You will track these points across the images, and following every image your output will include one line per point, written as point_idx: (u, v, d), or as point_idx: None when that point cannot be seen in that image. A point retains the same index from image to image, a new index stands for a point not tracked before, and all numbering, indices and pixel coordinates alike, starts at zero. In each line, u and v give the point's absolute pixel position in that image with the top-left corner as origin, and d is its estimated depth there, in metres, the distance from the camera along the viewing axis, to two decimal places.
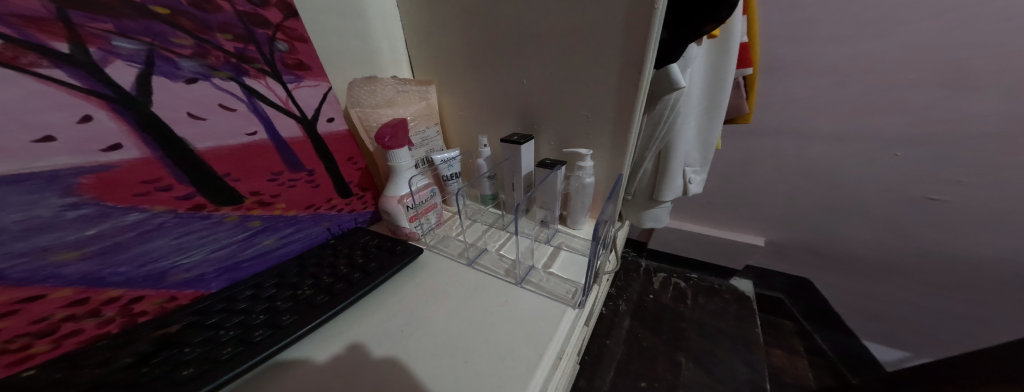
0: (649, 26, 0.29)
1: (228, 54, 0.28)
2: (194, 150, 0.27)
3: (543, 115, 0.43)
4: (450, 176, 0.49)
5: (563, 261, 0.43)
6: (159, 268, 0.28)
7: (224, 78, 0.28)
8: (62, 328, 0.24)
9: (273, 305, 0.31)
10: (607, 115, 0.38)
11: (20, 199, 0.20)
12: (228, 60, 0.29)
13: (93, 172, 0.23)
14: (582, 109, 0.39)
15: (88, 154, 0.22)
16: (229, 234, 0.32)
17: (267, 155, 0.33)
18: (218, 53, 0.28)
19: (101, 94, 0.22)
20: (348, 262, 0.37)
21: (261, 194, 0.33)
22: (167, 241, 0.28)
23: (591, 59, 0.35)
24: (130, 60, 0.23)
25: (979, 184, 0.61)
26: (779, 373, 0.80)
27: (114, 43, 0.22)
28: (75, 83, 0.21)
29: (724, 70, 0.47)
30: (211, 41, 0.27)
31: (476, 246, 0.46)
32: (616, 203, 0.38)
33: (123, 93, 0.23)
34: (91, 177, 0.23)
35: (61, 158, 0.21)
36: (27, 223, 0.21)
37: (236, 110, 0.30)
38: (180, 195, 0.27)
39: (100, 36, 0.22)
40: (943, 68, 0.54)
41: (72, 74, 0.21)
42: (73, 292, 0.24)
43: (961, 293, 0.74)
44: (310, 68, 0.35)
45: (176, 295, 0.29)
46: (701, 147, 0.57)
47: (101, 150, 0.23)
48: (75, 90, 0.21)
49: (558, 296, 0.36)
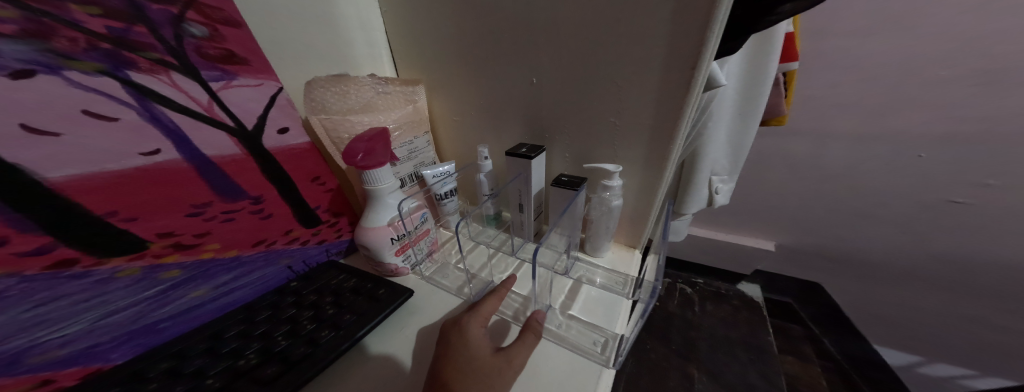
0: (713, 7, 0.21)
1: (97, 37, 0.18)
2: (43, 181, 0.17)
3: (559, 122, 0.35)
4: (444, 196, 0.40)
5: (586, 300, 0.35)
6: (7, 350, 0.18)
7: (92, 71, 0.18)
8: None
9: (200, 386, 0.21)
10: (639, 125, 0.30)
11: None
12: (97, 44, 0.18)
13: None
14: (610, 116, 0.31)
15: None
16: (129, 292, 0.22)
17: (184, 180, 0.23)
18: (74, 32, 0.18)
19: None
20: (315, 315, 0.27)
21: (177, 235, 0.23)
22: (17, 315, 0.18)
23: (627, 51, 0.27)
24: None
25: (1011, 187, 0.53)
26: (794, 383, 0.70)
27: None
28: None
29: (765, 67, 0.39)
30: (61, 16, 0.17)
31: (477, 278, 0.37)
32: (666, 235, 0.31)
33: None
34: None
35: None
36: None
37: (119, 119, 0.20)
38: (25, 249, 0.18)
39: None
40: (995, 54, 0.45)
41: None
42: None
43: (986, 303, 0.66)
44: (247, 62, 0.26)
45: (51, 377, 0.19)
46: (731, 154, 0.50)
47: None
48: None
49: (584, 350, 0.28)
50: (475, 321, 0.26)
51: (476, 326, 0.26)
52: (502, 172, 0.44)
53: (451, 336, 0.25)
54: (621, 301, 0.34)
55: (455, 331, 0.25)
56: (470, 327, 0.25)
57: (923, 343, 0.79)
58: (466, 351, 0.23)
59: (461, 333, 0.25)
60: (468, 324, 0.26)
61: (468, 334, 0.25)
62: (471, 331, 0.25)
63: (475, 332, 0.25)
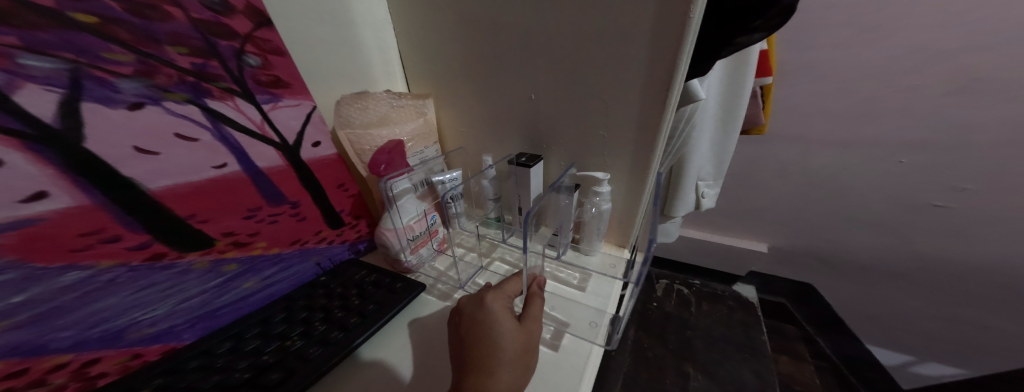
0: (680, 39, 0.26)
1: (184, 72, 0.23)
2: (147, 191, 0.22)
3: (559, 135, 0.39)
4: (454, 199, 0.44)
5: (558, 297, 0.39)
6: (113, 327, 0.21)
7: (180, 101, 0.23)
8: None
9: (259, 360, 0.24)
10: (625, 136, 0.35)
11: None
12: (185, 78, 0.23)
13: (13, 228, 0.17)
14: (602, 129, 0.35)
15: (2, 209, 0.17)
16: (200, 282, 0.25)
17: (242, 189, 0.27)
18: (169, 70, 0.22)
19: (11, 130, 0.16)
20: (343, 304, 0.31)
21: (236, 234, 0.27)
22: (122, 298, 0.22)
23: (612, 74, 0.31)
24: (49, 83, 0.17)
25: (984, 191, 0.57)
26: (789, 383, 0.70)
27: (22, 62, 0.16)
28: None
29: (742, 81, 0.44)
30: (162, 57, 0.21)
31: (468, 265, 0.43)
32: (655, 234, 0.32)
33: (44, 127, 0.17)
34: (12, 235, 0.17)
35: None
36: None
37: (199, 140, 0.24)
38: (133, 245, 0.22)
39: (3, 53, 0.16)
40: (961, 65, 0.49)
41: None
42: (8, 365, 0.18)
43: (967, 302, 0.70)
44: (289, 85, 0.30)
45: (141, 351, 0.23)
46: (715, 161, 0.54)
47: (19, 202, 0.17)
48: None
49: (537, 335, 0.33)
50: (496, 298, 0.28)
51: (498, 302, 0.28)
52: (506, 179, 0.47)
53: (476, 316, 0.27)
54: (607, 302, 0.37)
55: (480, 311, 0.27)
56: (493, 304, 0.27)
57: (910, 341, 0.83)
58: (495, 326, 0.25)
59: (485, 311, 0.27)
60: (490, 301, 0.27)
61: (493, 313, 0.26)
62: (496, 310, 0.26)
63: (501, 310, 0.27)
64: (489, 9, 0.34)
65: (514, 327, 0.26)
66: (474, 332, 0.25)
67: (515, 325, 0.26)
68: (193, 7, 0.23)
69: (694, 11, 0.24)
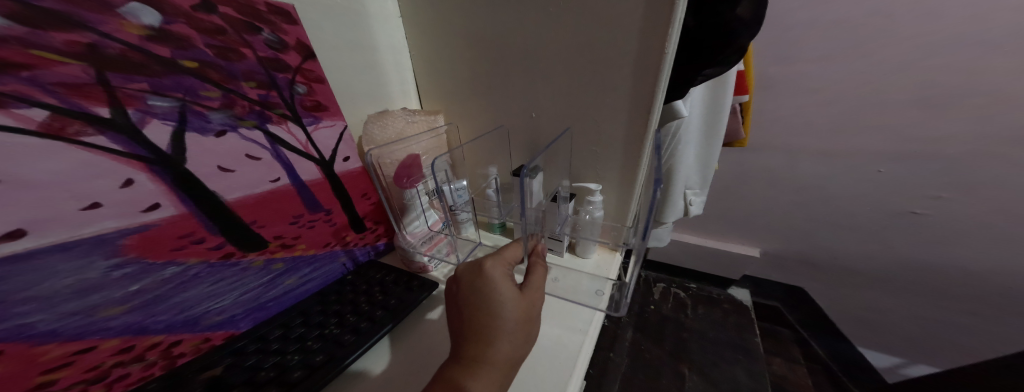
0: (659, 72, 0.31)
1: (252, 102, 0.28)
2: (224, 201, 0.26)
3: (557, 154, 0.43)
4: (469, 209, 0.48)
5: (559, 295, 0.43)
6: (192, 313, 0.26)
7: (250, 127, 0.28)
8: (112, 373, 0.23)
9: (305, 345, 0.28)
10: (614, 152, 0.40)
11: (71, 264, 0.20)
12: (253, 108, 0.28)
13: (135, 232, 0.22)
14: (594, 145, 0.41)
15: (130, 216, 0.22)
16: (256, 278, 0.30)
17: (290, 199, 0.32)
18: (243, 101, 0.28)
19: (139, 156, 0.21)
20: (369, 300, 0.35)
21: (283, 237, 0.32)
22: (200, 289, 0.26)
23: (602, 98, 0.36)
24: (165, 118, 0.23)
25: (958, 199, 0.61)
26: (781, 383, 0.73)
27: (149, 103, 0.22)
28: (116, 147, 0.21)
29: (722, 98, 0.49)
30: (236, 91, 0.27)
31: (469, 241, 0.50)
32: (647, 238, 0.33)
33: (160, 153, 0.22)
34: (134, 238, 0.22)
35: (106, 222, 0.21)
36: (79, 286, 0.20)
37: (261, 158, 0.29)
38: (213, 245, 0.26)
39: (136, 96, 0.21)
40: (932, 83, 0.52)
41: (114, 139, 0.20)
42: (121, 341, 0.23)
43: (946, 302, 0.75)
44: (328, 108, 0.35)
45: (210, 335, 0.27)
46: (700, 171, 0.59)
47: (142, 211, 0.22)
48: (117, 155, 0.21)
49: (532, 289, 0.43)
50: (496, 267, 0.30)
51: (498, 269, 0.30)
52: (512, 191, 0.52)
53: (479, 288, 0.28)
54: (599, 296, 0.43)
55: (483, 281, 0.28)
56: (493, 271, 0.29)
57: (898, 342, 0.88)
58: (496, 294, 0.27)
59: (485, 279, 0.28)
60: (490, 269, 0.29)
61: (497, 286, 0.28)
62: (499, 282, 0.28)
63: (503, 281, 0.28)
64: (496, 39, 0.39)
65: (516, 298, 0.28)
66: (477, 303, 0.27)
67: (517, 296, 0.28)
68: (259, 47, 0.29)
69: (668, 48, 0.30)
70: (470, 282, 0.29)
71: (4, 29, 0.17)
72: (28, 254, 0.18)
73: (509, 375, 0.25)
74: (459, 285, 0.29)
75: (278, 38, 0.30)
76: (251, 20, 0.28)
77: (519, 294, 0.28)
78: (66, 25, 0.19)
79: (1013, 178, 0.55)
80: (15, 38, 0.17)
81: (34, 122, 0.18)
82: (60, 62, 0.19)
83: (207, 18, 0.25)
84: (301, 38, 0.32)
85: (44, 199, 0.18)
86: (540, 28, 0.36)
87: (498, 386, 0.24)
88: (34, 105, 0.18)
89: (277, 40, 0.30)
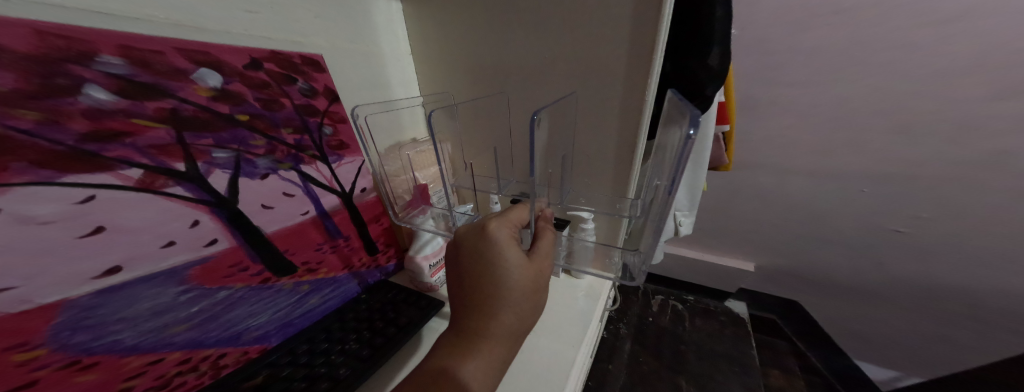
0: (639, 119, 0.36)
1: (289, 146, 0.33)
2: (264, 233, 0.31)
3: (558, 149, 0.44)
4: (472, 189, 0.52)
5: (557, 312, 0.48)
6: (235, 328, 0.30)
7: (287, 168, 0.33)
8: (173, 381, 0.27)
9: (329, 359, 0.32)
10: (605, 148, 0.41)
11: (152, 292, 0.24)
12: (290, 152, 0.33)
13: (197, 263, 0.27)
14: (587, 141, 0.42)
15: (194, 250, 0.27)
16: (287, 298, 0.34)
17: (314, 229, 0.36)
18: (282, 147, 0.33)
19: (204, 201, 0.27)
20: (382, 318, 0.39)
21: (310, 263, 0.37)
22: (242, 306, 0.30)
23: (594, 99, 0.38)
24: (224, 167, 0.28)
25: (938, 219, 0.64)
26: None
27: (213, 155, 0.27)
28: (189, 195, 0.26)
29: (705, 128, 0.52)
30: (278, 137, 0.32)
31: None
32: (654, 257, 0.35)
33: (219, 196, 0.28)
34: (197, 268, 0.27)
35: (177, 256, 0.26)
36: (155, 308, 0.25)
37: (295, 195, 0.34)
38: (254, 272, 0.31)
39: (204, 151, 0.26)
40: (906, 110, 0.56)
41: (187, 188, 0.26)
42: (181, 354, 0.27)
43: (935, 316, 0.78)
44: (349, 146, 0.40)
45: (248, 349, 0.32)
46: (688, 194, 0.63)
47: (203, 246, 0.27)
48: (188, 202, 0.26)
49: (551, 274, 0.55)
50: (501, 229, 0.31)
51: (503, 231, 0.31)
52: (523, 183, 0.52)
53: (485, 253, 0.29)
54: (591, 314, 0.47)
55: (488, 246, 0.30)
56: (498, 232, 0.31)
57: (889, 352, 0.90)
58: (502, 256, 0.29)
59: (490, 241, 0.30)
60: (496, 231, 0.31)
61: (503, 252, 0.29)
62: (504, 246, 0.30)
63: (508, 245, 0.30)
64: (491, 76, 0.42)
65: (522, 265, 0.29)
66: (484, 268, 0.29)
67: (522, 262, 0.30)
68: (295, 96, 0.34)
69: (649, 89, 0.33)
70: (476, 248, 0.30)
71: (113, 103, 0.21)
72: (122, 286, 0.23)
73: (513, 342, 0.28)
74: (464, 249, 0.31)
75: (310, 86, 0.35)
76: (289, 72, 0.33)
77: (525, 261, 0.30)
78: (155, 95, 0.24)
79: (982, 198, 0.59)
80: (121, 111, 0.22)
81: (132, 180, 0.23)
82: (152, 127, 0.23)
83: (255, 75, 0.30)
84: (328, 84, 0.37)
85: (134, 241, 0.23)
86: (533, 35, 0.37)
87: (503, 352, 0.27)
88: (131, 166, 0.22)
89: (309, 88, 0.35)
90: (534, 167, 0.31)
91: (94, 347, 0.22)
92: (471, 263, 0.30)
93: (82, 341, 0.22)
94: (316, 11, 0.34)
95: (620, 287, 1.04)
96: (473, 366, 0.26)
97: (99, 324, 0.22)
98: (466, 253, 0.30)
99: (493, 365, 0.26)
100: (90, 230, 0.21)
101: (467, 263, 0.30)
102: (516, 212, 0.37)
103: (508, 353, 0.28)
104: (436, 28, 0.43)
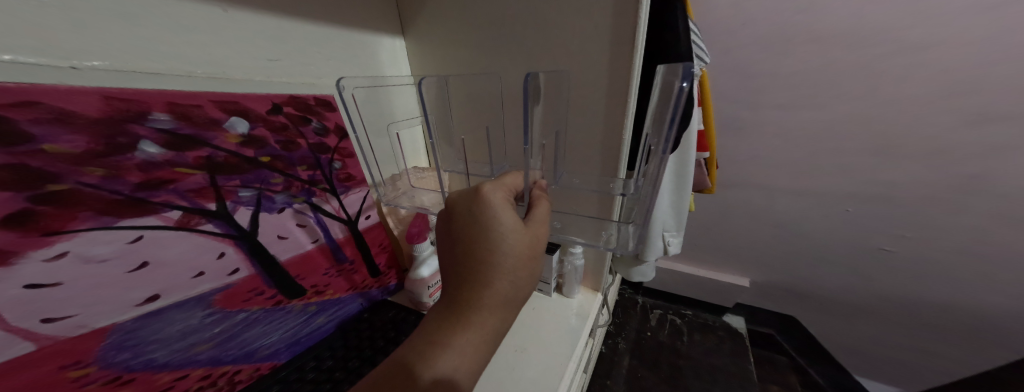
0: (620, 140, 0.40)
1: (303, 182, 0.37)
2: (278, 260, 0.35)
3: (553, 123, 0.43)
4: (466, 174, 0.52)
5: (549, 329, 0.50)
6: (249, 345, 0.33)
7: (300, 201, 0.37)
8: None
9: (334, 376, 0.36)
10: (592, 153, 0.43)
11: (182, 315, 0.28)
12: (304, 187, 0.38)
13: (222, 290, 0.31)
14: (579, 116, 0.41)
15: (220, 278, 0.30)
16: (296, 318, 0.38)
17: (322, 256, 0.40)
18: (297, 182, 0.37)
19: (230, 234, 0.31)
20: (383, 336, 0.42)
21: (317, 286, 0.40)
22: (255, 325, 0.34)
23: (585, 70, 0.37)
24: (248, 204, 0.32)
25: (921, 238, 0.67)
26: None
27: (239, 194, 0.31)
28: (217, 230, 0.30)
29: (686, 154, 0.56)
30: (294, 175, 0.36)
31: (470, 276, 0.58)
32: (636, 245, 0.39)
33: (242, 230, 0.32)
34: (221, 294, 0.31)
35: (206, 284, 0.29)
36: (185, 330, 0.28)
37: (307, 224, 0.38)
38: (269, 295, 0.35)
39: (231, 191, 0.31)
40: (879, 131, 0.59)
41: (216, 224, 0.30)
42: (202, 371, 0.30)
43: (931, 333, 0.78)
44: (356, 177, 0.44)
45: (260, 365, 0.35)
46: (676, 216, 0.66)
47: (227, 274, 0.31)
48: (217, 236, 0.30)
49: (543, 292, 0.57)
50: (496, 193, 0.31)
51: (498, 194, 0.31)
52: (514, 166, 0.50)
53: (481, 216, 0.30)
54: (580, 332, 0.50)
55: (484, 208, 0.30)
56: (493, 195, 0.31)
57: (890, 370, 0.90)
58: (497, 219, 0.29)
59: (485, 204, 0.30)
60: (490, 195, 0.31)
61: (498, 214, 0.29)
62: (499, 209, 0.30)
63: (503, 209, 0.30)
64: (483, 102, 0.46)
65: (517, 229, 0.29)
66: (480, 230, 0.29)
67: (517, 227, 0.30)
68: (310, 136, 0.38)
69: (626, 114, 0.37)
70: (472, 211, 0.30)
71: (161, 156, 0.25)
72: (160, 311, 0.27)
73: (507, 312, 0.29)
74: (459, 213, 0.31)
75: (323, 125, 0.40)
76: (305, 114, 0.37)
77: (521, 225, 0.30)
78: (194, 144, 0.28)
79: (961, 218, 0.62)
80: (166, 162, 0.26)
81: (173, 220, 0.27)
82: (191, 174, 0.27)
83: (276, 118, 0.34)
84: (339, 122, 0.41)
85: (171, 272, 0.27)
86: (522, 51, 0.40)
87: (498, 324, 0.28)
88: (172, 208, 0.27)
89: (322, 127, 0.39)
90: (530, 133, 0.33)
91: (133, 365, 0.26)
92: (466, 225, 0.30)
93: (124, 359, 0.25)
94: (331, 54, 0.39)
95: (619, 301, 1.06)
96: (469, 341, 0.27)
97: (138, 344, 0.26)
98: (461, 216, 0.31)
99: (489, 337, 0.28)
100: (137, 265, 0.25)
101: (463, 226, 0.30)
102: (512, 178, 0.38)
103: (503, 327, 0.29)
104: (434, 60, 0.47)
